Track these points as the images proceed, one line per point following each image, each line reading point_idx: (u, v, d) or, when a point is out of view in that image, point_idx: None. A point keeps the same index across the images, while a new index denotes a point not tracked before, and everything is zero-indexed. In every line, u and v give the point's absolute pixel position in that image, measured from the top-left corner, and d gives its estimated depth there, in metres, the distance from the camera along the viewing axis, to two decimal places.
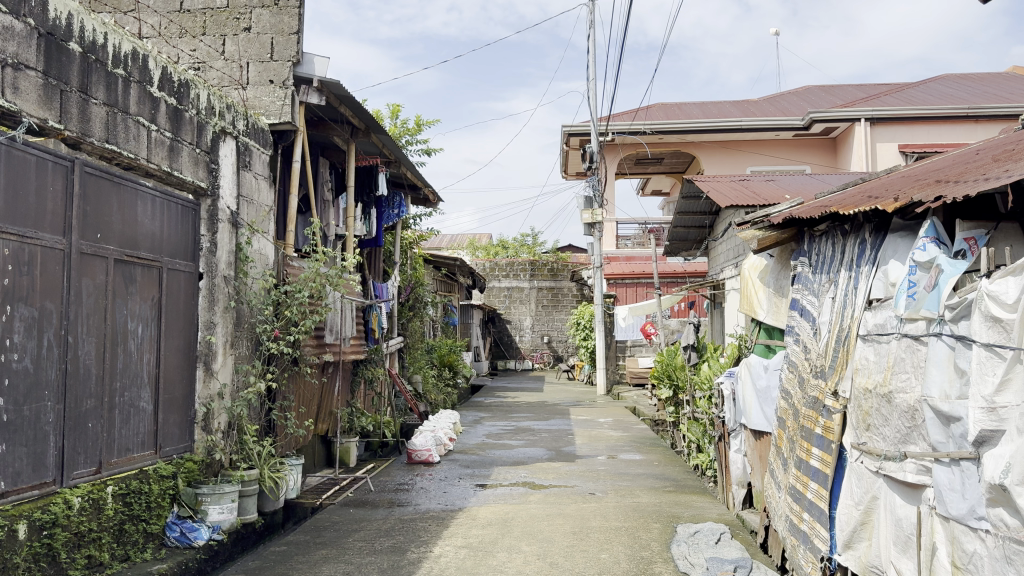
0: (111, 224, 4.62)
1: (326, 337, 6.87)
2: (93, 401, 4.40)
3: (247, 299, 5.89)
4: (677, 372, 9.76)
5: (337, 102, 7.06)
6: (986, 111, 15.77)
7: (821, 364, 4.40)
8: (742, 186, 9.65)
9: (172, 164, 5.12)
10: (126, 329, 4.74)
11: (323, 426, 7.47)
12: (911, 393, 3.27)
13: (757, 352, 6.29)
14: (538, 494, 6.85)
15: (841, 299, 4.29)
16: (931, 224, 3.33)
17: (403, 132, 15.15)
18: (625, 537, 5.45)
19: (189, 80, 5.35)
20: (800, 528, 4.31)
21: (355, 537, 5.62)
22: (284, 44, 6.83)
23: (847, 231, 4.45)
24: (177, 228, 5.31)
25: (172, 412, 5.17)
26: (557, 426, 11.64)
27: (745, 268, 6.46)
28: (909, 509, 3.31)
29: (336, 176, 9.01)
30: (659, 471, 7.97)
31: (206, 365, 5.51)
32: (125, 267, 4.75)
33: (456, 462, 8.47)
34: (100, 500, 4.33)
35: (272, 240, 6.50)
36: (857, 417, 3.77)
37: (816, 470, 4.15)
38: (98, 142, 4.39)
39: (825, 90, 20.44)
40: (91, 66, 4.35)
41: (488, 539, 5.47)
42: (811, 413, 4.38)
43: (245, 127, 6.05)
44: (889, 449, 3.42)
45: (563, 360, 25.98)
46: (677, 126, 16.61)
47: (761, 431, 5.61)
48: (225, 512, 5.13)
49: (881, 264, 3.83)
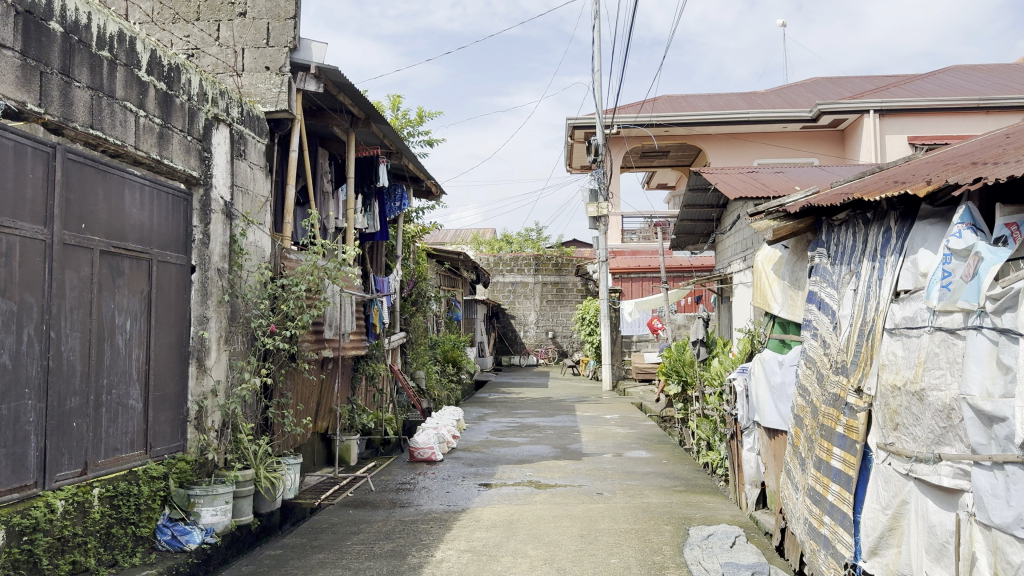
0: (97, 214, 4.40)
1: (325, 333, 6.66)
2: (78, 400, 4.20)
3: (241, 293, 5.67)
4: (686, 368, 9.55)
5: (336, 90, 6.86)
6: (997, 103, 15.47)
7: (842, 359, 4.18)
8: (751, 177, 9.43)
9: (162, 152, 4.91)
10: (113, 323, 4.54)
11: (323, 424, 7.23)
12: (947, 391, 3.04)
13: (771, 348, 6.07)
14: (544, 494, 6.63)
15: (863, 291, 4.07)
16: (966, 210, 3.10)
17: (404, 124, 14.93)
18: (636, 540, 5.24)
19: (180, 64, 5.13)
20: (820, 532, 4.08)
21: (353, 541, 5.40)
22: (280, 30, 6.59)
23: (868, 220, 4.23)
24: (168, 218, 5.10)
25: (163, 411, 4.97)
26: (563, 423, 11.40)
27: (759, 260, 6.22)
28: (945, 515, 3.07)
29: (336, 168, 8.79)
30: (668, 469, 7.76)
31: (198, 361, 5.29)
32: (112, 258, 4.54)
33: (460, 460, 8.25)
34: (85, 503, 4.14)
35: (268, 232, 6.31)
36: (884, 416, 3.55)
37: (838, 471, 3.93)
38: (82, 128, 4.17)
39: (832, 82, 20.16)
40: (73, 48, 4.13)
41: (492, 542, 5.25)
42: (832, 411, 4.15)
43: (239, 115, 5.85)
44: (920, 450, 3.20)
45: (567, 356, 25.73)
46: (685, 117, 16.33)
47: (776, 429, 5.40)
48: (218, 514, 4.93)
49: (909, 253, 3.59)
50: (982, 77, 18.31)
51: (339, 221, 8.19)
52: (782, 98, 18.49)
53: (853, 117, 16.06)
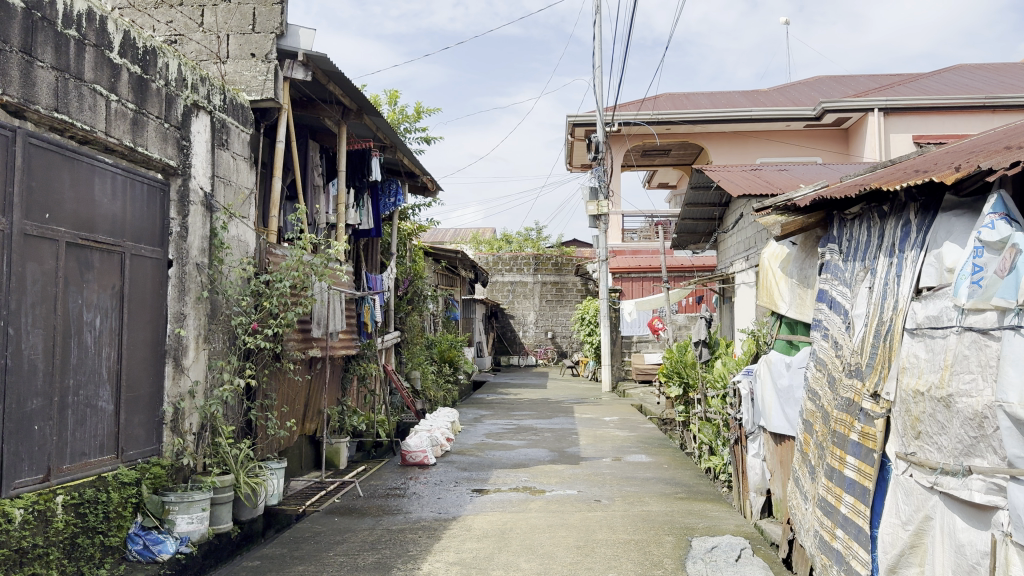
0: (63, 202, 4.13)
1: (313, 331, 6.42)
2: (40, 401, 3.92)
3: (222, 289, 5.41)
4: (687, 369, 9.27)
5: (326, 80, 6.60)
6: (1004, 101, 15.18)
7: (856, 362, 3.90)
8: (755, 176, 9.15)
9: (136, 139, 4.63)
10: (81, 320, 4.27)
11: (310, 427, 6.95)
12: (978, 397, 2.79)
13: (779, 348, 5.80)
14: (539, 501, 6.36)
15: (879, 289, 3.80)
16: (999, 199, 2.82)
17: (401, 119, 14.66)
18: (635, 552, 4.97)
19: (157, 47, 4.86)
20: (831, 546, 3.82)
21: (336, 551, 5.14)
22: (267, 16, 6.32)
23: (885, 213, 3.97)
24: (143, 209, 4.83)
25: (137, 412, 4.70)
26: (561, 425, 11.12)
27: (766, 257, 5.96)
28: (976, 535, 2.81)
29: (326, 160, 8.53)
30: (669, 475, 7.49)
31: (175, 361, 5.03)
32: (80, 251, 4.27)
33: (453, 464, 7.99)
34: (47, 512, 3.86)
35: (253, 226, 6.06)
36: (905, 424, 3.29)
37: (851, 482, 3.66)
38: (45, 111, 3.89)
39: (836, 81, 19.88)
40: (36, 25, 3.84)
41: (483, 554, 4.98)
42: (845, 417, 3.88)
43: (221, 103, 5.58)
44: (947, 461, 2.95)
45: (567, 356, 25.44)
46: (686, 115, 16.06)
47: (783, 435, 5.13)
48: (193, 522, 4.69)
49: (931, 247, 3.32)
50: (987, 76, 18.02)
51: (329, 216, 7.91)
52: (785, 96, 18.22)
53: (857, 116, 15.80)
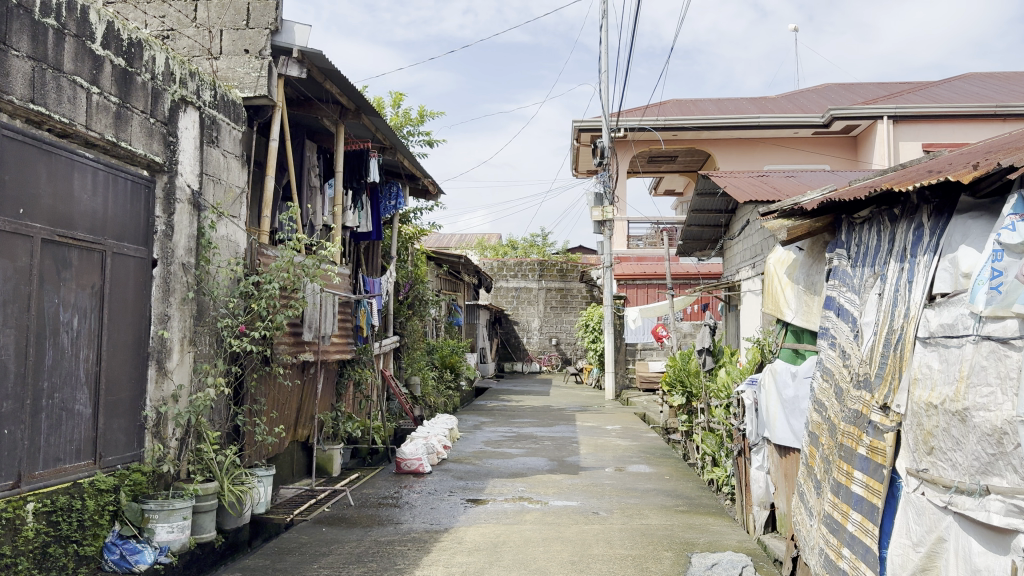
0: (38, 198, 3.97)
1: (303, 335, 6.23)
2: (10, 404, 3.75)
3: (209, 290, 5.26)
4: (690, 378, 9.06)
5: (321, 77, 6.44)
6: (1015, 110, 14.96)
7: (865, 372, 3.71)
8: (762, 182, 8.97)
9: (119, 134, 4.48)
10: (57, 320, 4.12)
11: (302, 433, 6.78)
12: (996, 412, 2.61)
13: (785, 358, 5.61)
14: (535, 513, 6.17)
15: (890, 295, 3.61)
16: (1019, 199, 2.64)
17: (404, 122, 14.51)
18: (632, 569, 4.77)
19: (143, 40, 4.71)
20: (837, 565, 3.62)
21: (321, 564, 4.97)
22: (262, 10, 6.15)
23: (896, 217, 3.78)
24: (126, 206, 4.67)
25: (116, 416, 4.54)
26: (562, 433, 10.91)
27: (771, 262, 5.75)
28: (994, 559, 2.61)
29: (325, 161, 8.38)
30: (670, 487, 7.28)
31: (158, 364, 4.88)
32: (57, 248, 4.12)
33: (449, 473, 7.81)
34: (17, 520, 3.69)
35: (243, 226, 5.91)
36: (916, 438, 3.10)
37: (859, 498, 3.47)
38: (20, 102, 3.74)
39: (846, 88, 19.66)
40: (11, 12, 3.69)
41: (473, 568, 4.80)
42: (852, 430, 3.69)
43: (211, 98, 5.44)
44: (962, 479, 2.76)
45: (571, 363, 25.20)
46: (693, 120, 15.87)
47: (788, 447, 4.94)
48: (174, 531, 4.48)
49: (945, 251, 3.13)
50: (999, 84, 17.79)
51: (325, 218, 7.77)
52: (794, 103, 18.01)
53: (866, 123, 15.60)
